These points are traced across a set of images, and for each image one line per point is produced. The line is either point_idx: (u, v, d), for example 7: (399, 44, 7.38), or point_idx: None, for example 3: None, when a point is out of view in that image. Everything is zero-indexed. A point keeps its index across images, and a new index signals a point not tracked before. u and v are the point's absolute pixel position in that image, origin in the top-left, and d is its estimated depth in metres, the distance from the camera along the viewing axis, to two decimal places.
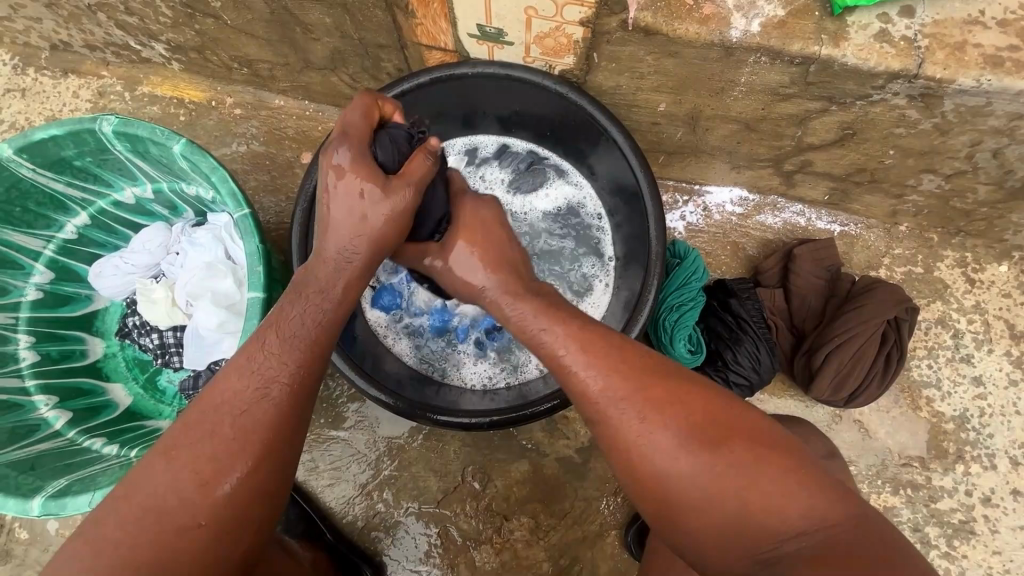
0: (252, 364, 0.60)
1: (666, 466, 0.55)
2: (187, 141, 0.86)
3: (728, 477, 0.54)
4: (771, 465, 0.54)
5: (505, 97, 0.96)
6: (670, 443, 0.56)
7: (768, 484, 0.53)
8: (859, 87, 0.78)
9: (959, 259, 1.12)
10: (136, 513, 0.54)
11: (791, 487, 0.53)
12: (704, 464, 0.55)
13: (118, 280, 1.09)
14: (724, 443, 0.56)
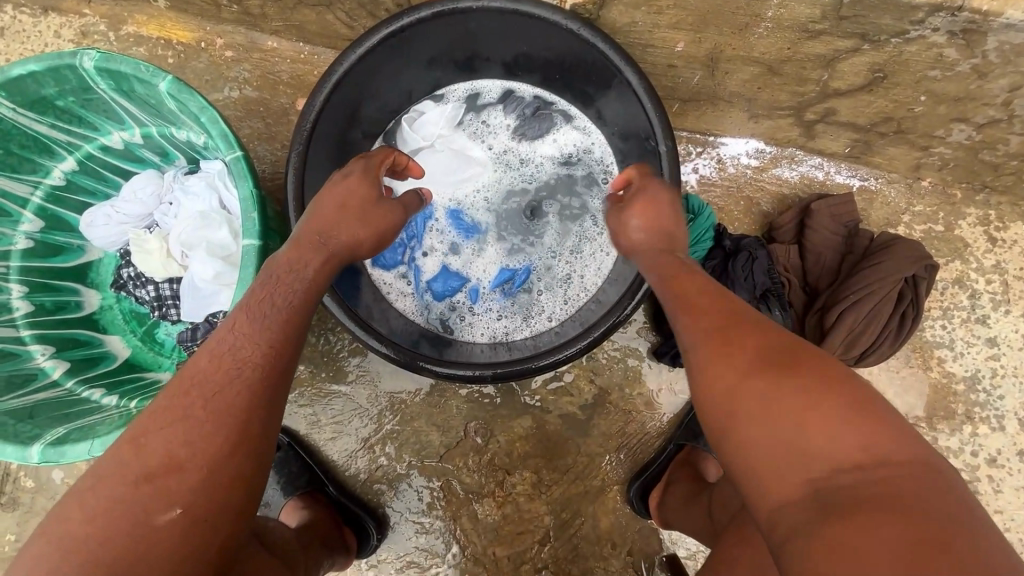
0: (227, 347, 0.60)
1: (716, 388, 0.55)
2: (174, 79, 0.80)
3: (791, 403, 0.51)
4: (840, 405, 0.50)
5: (510, 37, 0.90)
6: (735, 369, 0.55)
7: (830, 422, 0.49)
8: (896, 22, 0.72)
9: (982, 217, 1.08)
10: (107, 505, 0.53)
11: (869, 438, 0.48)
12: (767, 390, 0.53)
13: (110, 230, 1.05)
14: (819, 381, 0.51)
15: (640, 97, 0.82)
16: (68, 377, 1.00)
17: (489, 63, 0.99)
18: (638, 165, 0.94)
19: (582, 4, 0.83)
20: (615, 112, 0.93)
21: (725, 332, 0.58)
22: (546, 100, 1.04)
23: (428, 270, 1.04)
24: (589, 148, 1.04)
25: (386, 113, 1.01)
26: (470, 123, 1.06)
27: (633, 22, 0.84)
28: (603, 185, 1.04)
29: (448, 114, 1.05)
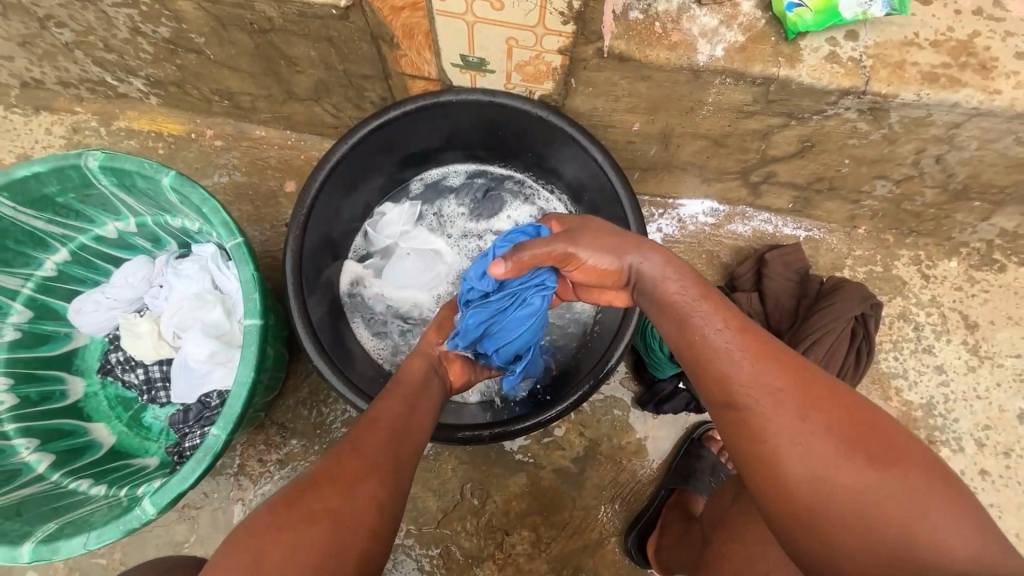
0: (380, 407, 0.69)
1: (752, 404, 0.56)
2: (177, 174, 0.86)
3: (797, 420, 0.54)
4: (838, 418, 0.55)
5: (475, 125, 1.01)
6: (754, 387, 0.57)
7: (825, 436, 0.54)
8: (815, 103, 0.85)
9: (914, 257, 1.21)
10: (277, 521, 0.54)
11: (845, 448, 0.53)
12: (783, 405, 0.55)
13: (99, 316, 1.07)
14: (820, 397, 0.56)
15: (604, 169, 0.93)
16: (54, 469, 0.98)
17: (450, 149, 1.09)
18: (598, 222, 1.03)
19: (549, 95, 0.95)
20: (568, 170, 1.04)
21: (714, 354, 0.59)
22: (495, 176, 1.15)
23: None
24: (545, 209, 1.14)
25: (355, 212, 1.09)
26: (428, 211, 1.15)
27: (594, 108, 0.96)
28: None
29: (406, 213, 1.13)
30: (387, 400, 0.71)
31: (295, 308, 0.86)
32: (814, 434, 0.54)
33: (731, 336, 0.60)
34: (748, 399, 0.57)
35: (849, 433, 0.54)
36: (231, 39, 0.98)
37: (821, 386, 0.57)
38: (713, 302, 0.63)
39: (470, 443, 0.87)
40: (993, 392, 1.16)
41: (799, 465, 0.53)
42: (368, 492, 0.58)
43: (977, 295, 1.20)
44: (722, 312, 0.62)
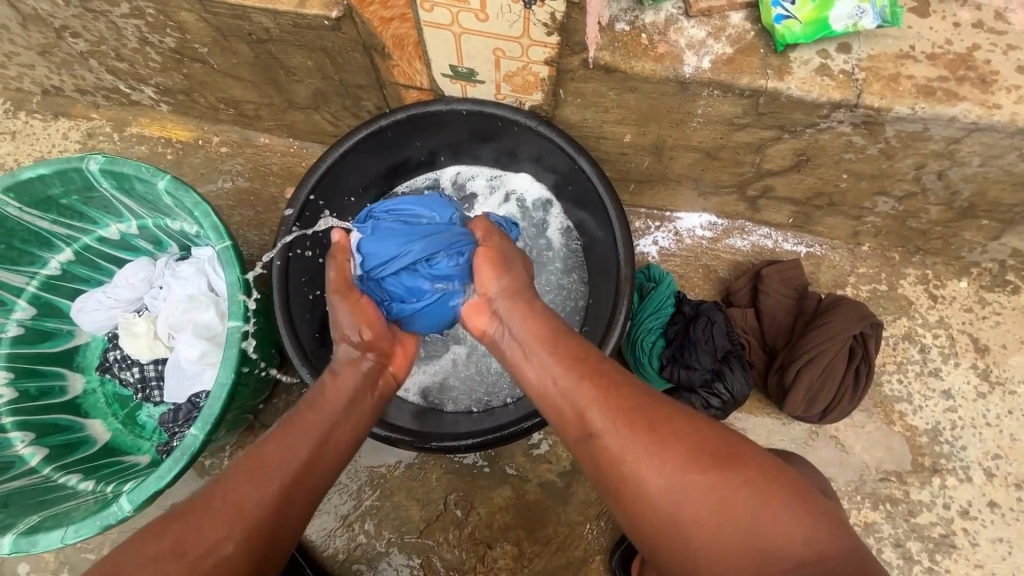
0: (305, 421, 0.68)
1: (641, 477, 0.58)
2: (172, 178, 0.89)
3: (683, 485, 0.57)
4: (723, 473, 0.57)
5: (474, 133, 1.01)
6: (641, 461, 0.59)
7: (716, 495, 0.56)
8: (806, 116, 0.84)
9: (921, 277, 1.17)
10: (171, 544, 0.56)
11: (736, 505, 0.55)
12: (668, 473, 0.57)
13: (99, 314, 1.10)
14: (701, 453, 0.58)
15: (592, 180, 0.92)
16: (46, 463, 1.00)
17: (452, 153, 1.09)
18: (594, 233, 1.02)
19: (539, 105, 0.95)
20: (541, 159, 1.02)
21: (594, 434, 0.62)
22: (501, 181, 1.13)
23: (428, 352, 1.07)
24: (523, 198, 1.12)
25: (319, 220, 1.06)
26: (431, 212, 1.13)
27: (584, 119, 0.95)
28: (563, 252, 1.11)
29: None
30: (312, 411, 0.70)
31: (278, 309, 0.87)
32: (712, 500, 0.56)
33: (617, 409, 0.62)
34: (638, 473, 0.58)
35: (731, 477, 0.57)
36: (234, 49, 1.01)
37: (699, 433, 0.60)
38: (595, 374, 0.65)
39: (448, 452, 0.86)
40: (1004, 420, 1.11)
41: (701, 531, 0.55)
42: (284, 459, 0.64)
43: (989, 318, 1.15)
44: (602, 397, 0.63)
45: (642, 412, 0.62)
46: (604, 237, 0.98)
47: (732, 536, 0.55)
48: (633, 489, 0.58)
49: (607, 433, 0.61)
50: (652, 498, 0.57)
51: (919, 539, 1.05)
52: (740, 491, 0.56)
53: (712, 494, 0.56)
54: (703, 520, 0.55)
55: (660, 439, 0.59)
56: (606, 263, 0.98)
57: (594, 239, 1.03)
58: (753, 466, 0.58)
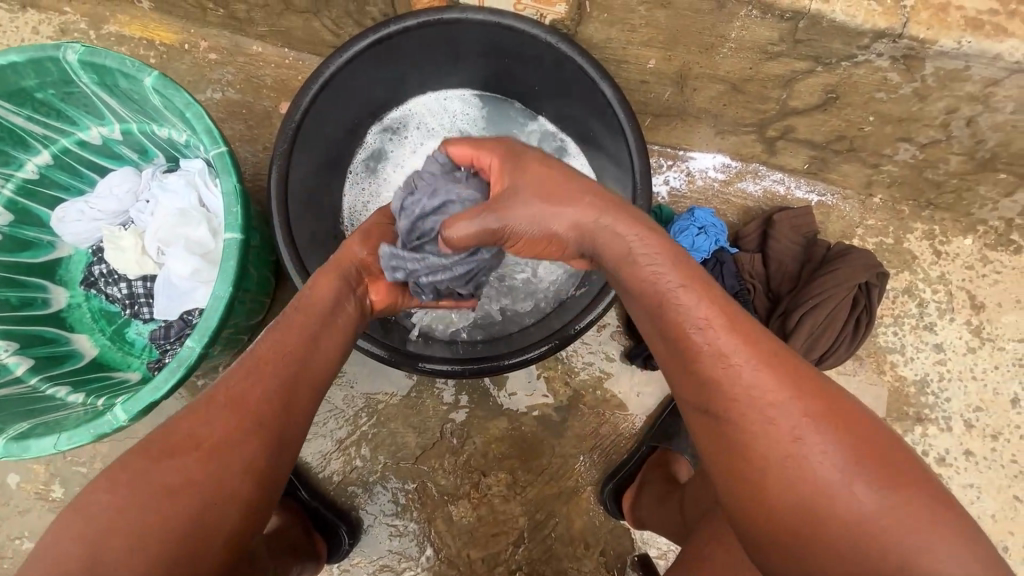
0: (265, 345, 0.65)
1: (754, 424, 0.57)
2: (160, 75, 0.82)
3: (805, 452, 0.55)
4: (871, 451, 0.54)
5: (481, 47, 0.94)
6: (769, 419, 0.56)
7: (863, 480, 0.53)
8: (845, 46, 0.79)
9: (928, 232, 1.16)
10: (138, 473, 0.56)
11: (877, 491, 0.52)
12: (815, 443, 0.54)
13: (82, 225, 1.04)
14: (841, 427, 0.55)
15: (612, 106, 0.87)
16: (33, 373, 0.97)
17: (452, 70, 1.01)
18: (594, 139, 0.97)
19: (560, 20, 0.89)
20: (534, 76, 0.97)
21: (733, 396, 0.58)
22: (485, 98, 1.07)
23: None
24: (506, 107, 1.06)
25: (322, 165, 0.97)
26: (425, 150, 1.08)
27: (608, 38, 0.89)
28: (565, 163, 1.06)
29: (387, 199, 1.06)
30: (278, 333, 0.66)
31: (279, 228, 0.84)
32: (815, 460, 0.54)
33: (777, 392, 0.56)
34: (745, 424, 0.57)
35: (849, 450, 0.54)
36: None
37: (841, 419, 0.56)
38: (767, 353, 0.58)
39: (451, 377, 0.84)
40: (989, 374, 1.14)
41: (778, 475, 0.55)
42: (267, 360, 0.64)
43: (988, 276, 1.16)
44: (771, 389, 0.57)
45: (794, 392, 0.57)
46: (611, 142, 0.94)
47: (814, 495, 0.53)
48: (750, 452, 0.57)
49: (745, 406, 0.57)
50: (776, 471, 0.55)
51: None
52: (896, 509, 0.51)
53: (839, 475, 0.53)
54: (832, 523, 0.52)
55: (794, 429, 0.55)
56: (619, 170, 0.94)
57: (600, 145, 0.98)
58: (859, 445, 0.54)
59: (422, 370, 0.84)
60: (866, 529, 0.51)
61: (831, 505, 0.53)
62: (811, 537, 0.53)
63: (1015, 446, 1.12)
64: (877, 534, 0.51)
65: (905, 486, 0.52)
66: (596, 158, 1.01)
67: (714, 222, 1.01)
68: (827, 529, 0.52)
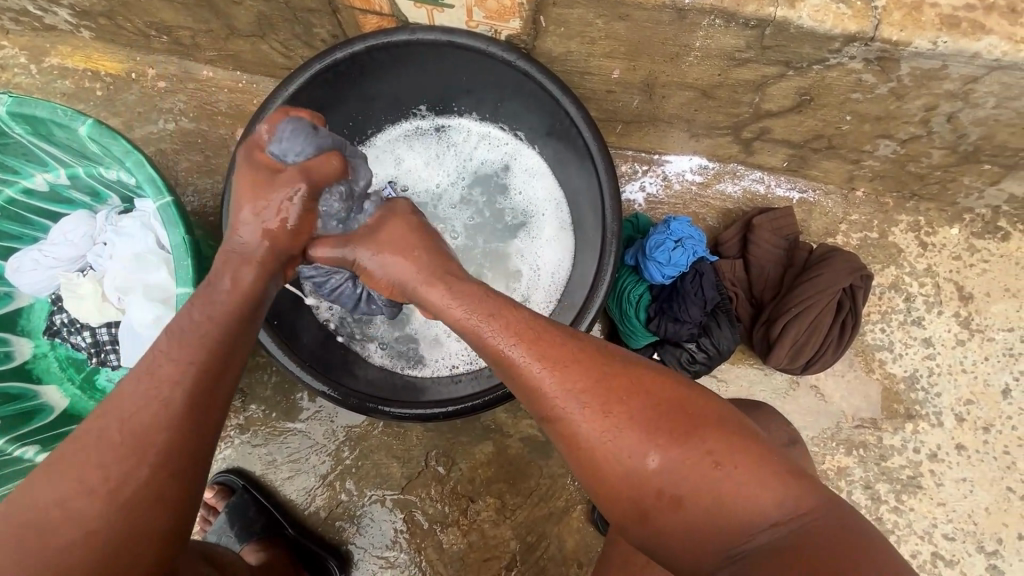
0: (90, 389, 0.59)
1: (578, 431, 0.56)
2: (95, 122, 0.78)
3: (623, 441, 0.54)
4: (687, 424, 0.54)
5: (434, 71, 0.90)
6: (585, 420, 0.55)
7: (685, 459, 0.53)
8: (816, 50, 0.75)
9: (913, 224, 1.13)
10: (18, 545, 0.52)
11: (700, 468, 0.53)
12: (633, 435, 0.54)
13: (37, 275, 1.00)
14: (657, 406, 0.55)
15: (577, 125, 0.83)
16: None
17: (407, 95, 0.96)
18: (560, 158, 0.94)
19: (516, 36, 0.84)
20: (487, 88, 0.92)
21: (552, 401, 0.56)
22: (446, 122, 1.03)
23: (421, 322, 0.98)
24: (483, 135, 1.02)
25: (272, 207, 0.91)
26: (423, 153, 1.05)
27: (568, 51, 0.85)
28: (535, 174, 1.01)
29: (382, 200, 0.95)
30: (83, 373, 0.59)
31: None
32: (639, 450, 0.54)
33: (586, 391, 0.56)
34: (574, 429, 0.56)
35: (665, 423, 0.54)
36: None
37: (642, 395, 0.56)
38: (572, 359, 0.57)
39: (424, 420, 0.82)
40: (979, 366, 1.12)
41: (616, 473, 0.55)
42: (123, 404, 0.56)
43: (976, 265, 1.13)
44: (575, 389, 0.56)
45: (597, 382, 0.56)
46: (572, 158, 0.90)
47: (648, 485, 0.54)
48: (588, 458, 0.56)
49: (566, 415, 0.56)
50: (609, 467, 0.55)
51: (888, 480, 1.09)
52: (716, 467, 0.53)
53: (660, 459, 0.53)
54: (673, 492, 0.53)
55: (611, 430, 0.55)
56: (584, 185, 0.89)
57: (560, 153, 0.93)
58: (669, 418, 0.54)
59: (393, 416, 0.82)
60: (702, 492, 0.53)
61: (665, 491, 0.53)
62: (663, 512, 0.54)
63: (1006, 436, 1.11)
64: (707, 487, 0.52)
65: (721, 450, 0.53)
66: (557, 165, 0.97)
67: (691, 233, 0.97)
68: (664, 514, 0.54)
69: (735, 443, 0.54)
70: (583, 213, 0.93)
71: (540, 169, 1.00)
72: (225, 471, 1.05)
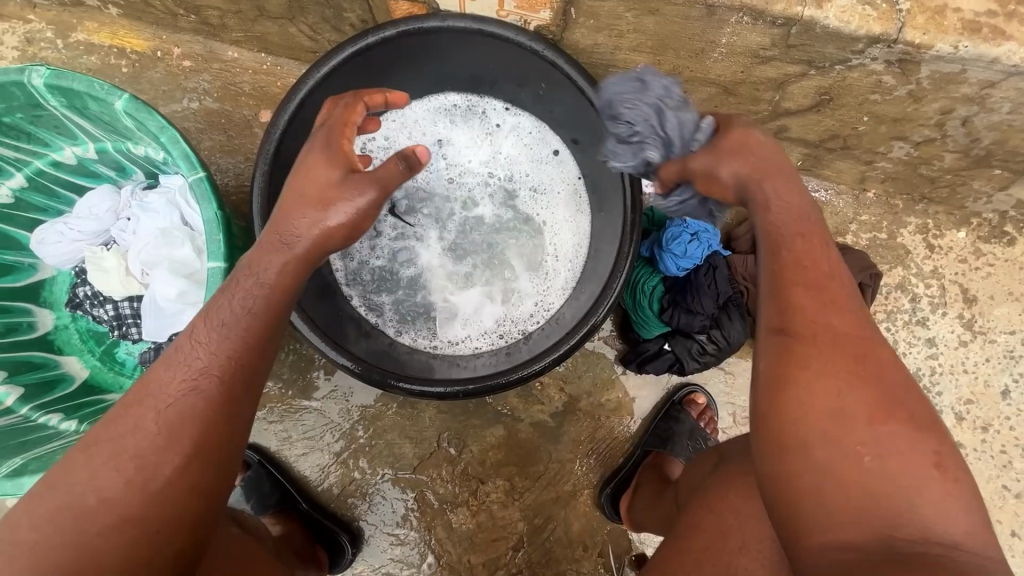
0: None
1: (803, 370, 0.55)
2: (131, 97, 0.79)
3: (830, 384, 0.53)
4: (887, 405, 0.53)
5: (469, 56, 0.91)
6: (815, 364, 0.54)
7: (874, 433, 0.51)
8: (839, 50, 0.77)
9: (922, 226, 1.15)
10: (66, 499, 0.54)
11: (893, 446, 0.51)
12: (847, 387, 0.53)
13: (62, 248, 1.01)
14: (860, 374, 0.54)
15: (602, 117, 0.85)
16: (23, 403, 0.95)
17: (437, 74, 0.97)
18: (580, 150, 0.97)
19: (545, 27, 0.86)
20: (513, 78, 0.94)
21: (792, 338, 0.56)
22: (473, 101, 1.03)
23: (440, 303, 1.02)
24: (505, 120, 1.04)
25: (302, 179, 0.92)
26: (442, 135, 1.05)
27: (595, 44, 0.86)
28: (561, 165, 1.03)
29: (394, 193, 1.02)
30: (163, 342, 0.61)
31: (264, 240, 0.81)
32: (834, 399, 0.53)
33: (829, 337, 0.56)
34: (799, 367, 0.55)
35: (862, 386, 0.53)
36: None
37: (857, 360, 0.55)
38: (831, 301, 0.57)
39: (443, 399, 0.84)
40: (980, 367, 1.15)
41: (812, 413, 0.53)
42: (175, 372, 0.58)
43: (981, 269, 1.15)
44: (844, 336, 0.56)
45: (842, 343, 0.55)
46: (599, 155, 0.92)
47: (831, 438, 0.52)
48: (784, 396, 0.54)
49: (803, 358, 0.55)
50: (800, 408, 0.53)
51: None
52: (905, 452, 0.51)
53: (852, 417, 0.52)
54: (849, 459, 0.51)
55: (834, 374, 0.54)
56: (608, 182, 0.91)
57: (587, 148, 0.94)
58: (884, 392, 0.53)
59: (413, 394, 0.84)
60: (890, 472, 0.50)
61: (837, 453, 0.51)
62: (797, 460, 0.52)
63: (1003, 436, 1.14)
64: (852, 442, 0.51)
65: (910, 434, 0.51)
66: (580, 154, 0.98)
67: (706, 227, 0.99)
68: (824, 476, 0.51)
69: (930, 439, 0.52)
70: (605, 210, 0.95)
71: (566, 161, 1.02)
72: None
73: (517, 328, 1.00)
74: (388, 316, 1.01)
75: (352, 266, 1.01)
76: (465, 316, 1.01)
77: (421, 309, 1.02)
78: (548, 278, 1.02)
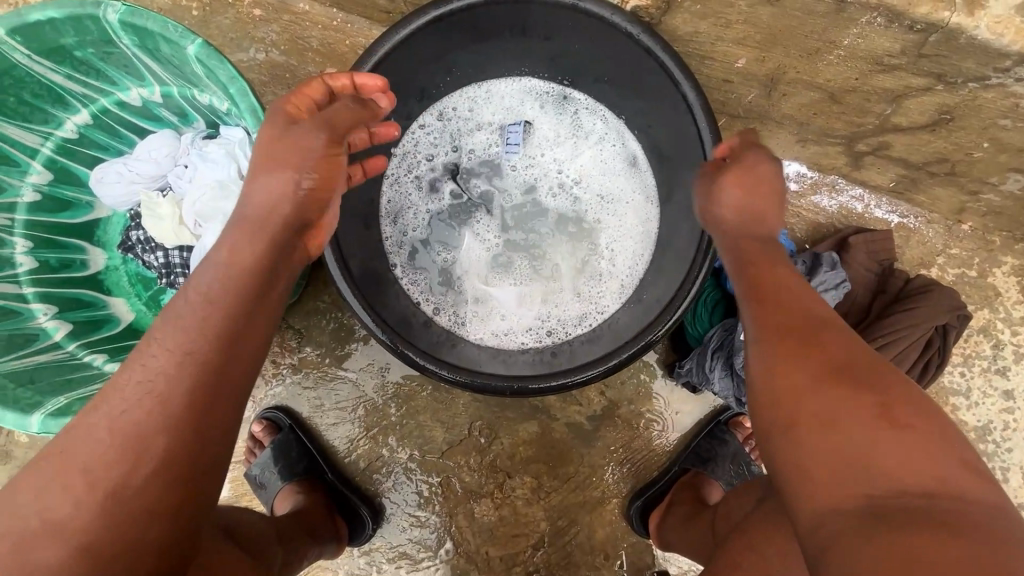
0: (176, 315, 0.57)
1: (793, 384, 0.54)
2: (204, 43, 0.76)
3: (818, 393, 0.52)
4: (897, 412, 0.49)
5: (564, 42, 0.86)
6: (805, 378, 0.54)
7: (873, 442, 0.48)
8: (979, 66, 0.68)
9: (1018, 268, 1.05)
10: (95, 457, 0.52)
11: (895, 453, 0.47)
12: (836, 394, 0.51)
13: (118, 187, 0.99)
14: (854, 382, 0.52)
15: (693, 113, 0.77)
16: (72, 339, 0.96)
17: (524, 53, 0.92)
18: (663, 153, 0.90)
19: (644, 8, 0.79)
20: (600, 61, 0.87)
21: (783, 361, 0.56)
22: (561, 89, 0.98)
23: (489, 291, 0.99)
24: (586, 112, 0.99)
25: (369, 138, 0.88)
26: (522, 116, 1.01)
27: (696, 32, 0.79)
28: (634, 174, 0.98)
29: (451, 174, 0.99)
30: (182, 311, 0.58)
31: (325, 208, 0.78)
32: (824, 405, 0.51)
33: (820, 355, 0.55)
34: (795, 380, 0.54)
35: (868, 397, 0.50)
36: None
37: (861, 373, 0.52)
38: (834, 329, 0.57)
39: (488, 393, 0.81)
40: None
41: (812, 428, 0.52)
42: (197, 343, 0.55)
43: None
44: (842, 355, 0.54)
45: (841, 360, 0.54)
46: (683, 169, 0.86)
47: (825, 449, 0.50)
48: (786, 411, 0.54)
49: (796, 371, 0.55)
50: (806, 423, 0.52)
51: None
52: (910, 454, 0.47)
53: (848, 426, 0.50)
54: (849, 468, 0.48)
55: (823, 384, 0.53)
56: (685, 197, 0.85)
57: (669, 157, 0.88)
58: (896, 400, 0.50)
59: (458, 385, 0.81)
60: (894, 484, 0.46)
61: (838, 457, 0.49)
62: (841, 458, 0.49)
63: None
64: (921, 467, 0.47)
65: (914, 436, 0.48)
66: (661, 157, 0.91)
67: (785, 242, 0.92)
68: (828, 476, 0.49)
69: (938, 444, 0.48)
70: (677, 230, 0.89)
71: (642, 170, 0.97)
72: (273, 408, 1.07)
73: (561, 331, 0.96)
74: (434, 295, 0.98)
75: (401, 240, 0.98)
76: (513, 308, 0.98)
77: (456, 297, 0.98)
78: (604, 282, 0.97)
